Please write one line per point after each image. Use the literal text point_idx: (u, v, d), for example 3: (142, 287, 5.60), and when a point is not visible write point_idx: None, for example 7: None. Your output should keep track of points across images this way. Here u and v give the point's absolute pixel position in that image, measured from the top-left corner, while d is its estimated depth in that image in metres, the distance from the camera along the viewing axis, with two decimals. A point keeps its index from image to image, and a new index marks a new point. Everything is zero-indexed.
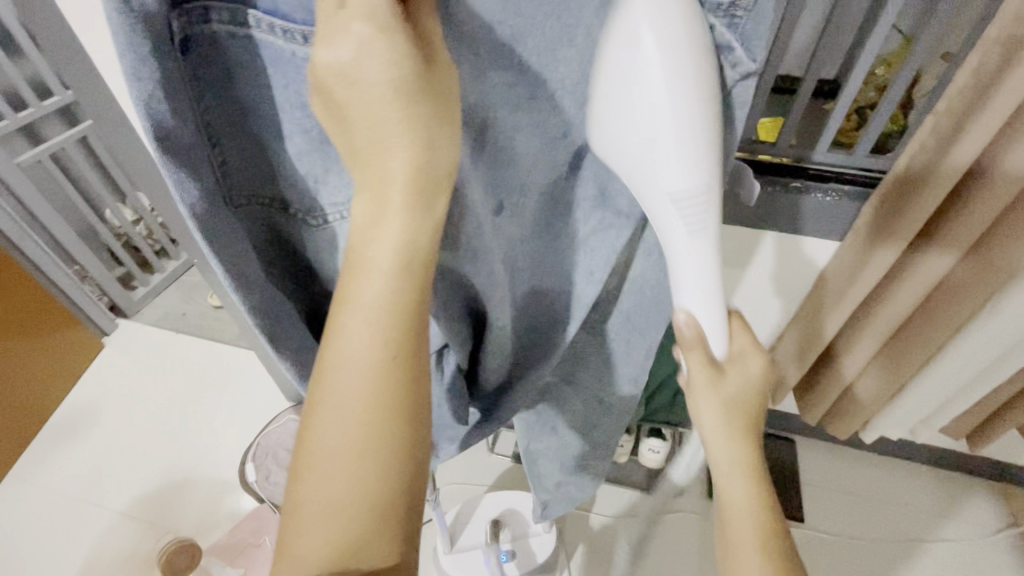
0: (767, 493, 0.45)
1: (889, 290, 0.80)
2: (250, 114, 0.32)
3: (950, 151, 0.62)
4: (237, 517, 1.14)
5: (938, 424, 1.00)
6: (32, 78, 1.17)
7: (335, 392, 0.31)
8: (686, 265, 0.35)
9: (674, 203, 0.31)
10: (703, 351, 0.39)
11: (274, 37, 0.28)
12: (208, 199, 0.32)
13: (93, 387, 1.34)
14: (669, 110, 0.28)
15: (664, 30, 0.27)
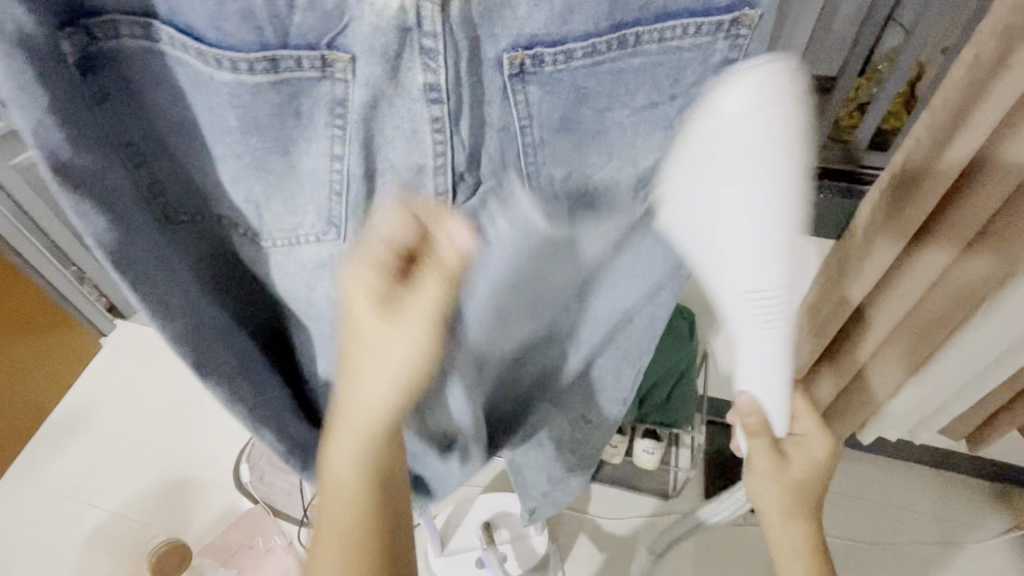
0: (804, 507, 0.54)
1: (888, 287, 0.78)
2: (171, 133, 0.37)
3: (950, 144, 0.60)
4: (233, 516, 1.15)
5: (937, 426, 0.98)
6: None
7: (341, 486, 0.44)
8: (764, 345, 0.42)
9: (752, 294, 0.38)
10: (762, 417, 0.49)
11: (190, 55, 0.33)
12: (122, 229, 0.38)
13: (90, 387, 1.35)
14: (750, 221, 0.35)
15: (747, 153, 0.33)
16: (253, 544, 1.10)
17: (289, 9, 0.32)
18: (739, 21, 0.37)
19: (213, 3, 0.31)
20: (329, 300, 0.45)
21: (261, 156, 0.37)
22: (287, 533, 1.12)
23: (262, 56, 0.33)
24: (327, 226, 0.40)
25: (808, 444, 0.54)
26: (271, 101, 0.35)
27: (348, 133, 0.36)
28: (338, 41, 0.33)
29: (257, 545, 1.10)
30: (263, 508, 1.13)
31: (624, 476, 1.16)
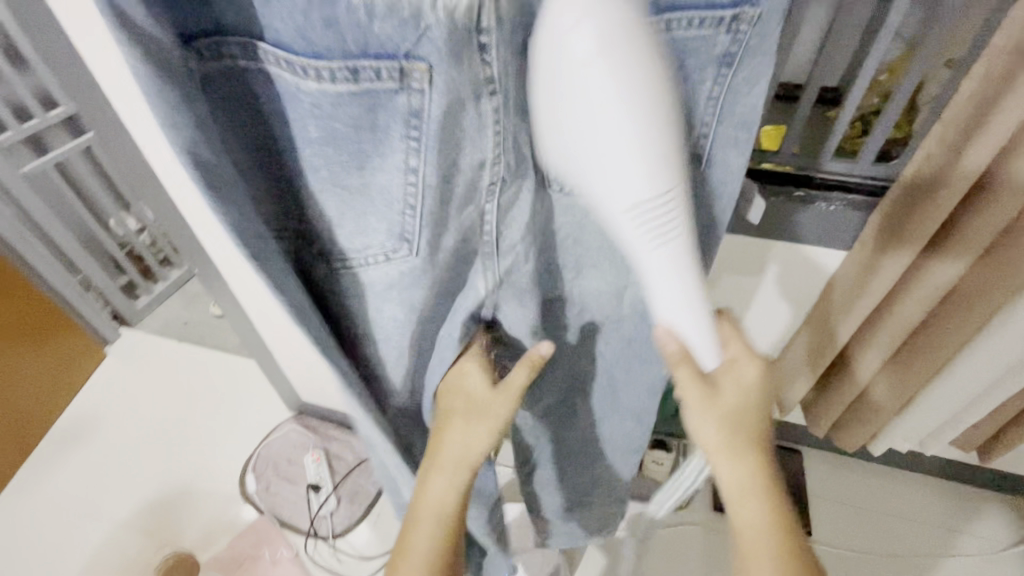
0: (768, 474, 0.50)
1: (898, 298, 0.78)
2: (272, 148, 0.39)
3: (966, 154, 0.60)
4: (237, 527, 1.13)
5: (948, 437, 0.98)
6: (38, 89, 1.17)
7: (435, 482, 0.52)
8: (660, 264, 0.41)
9: (634, 209, 0.37)
10: (690, 364, 0.47)
11: (280, 67, 0.34)
12: (257, 235, 0.39)
13: (94, 396, 1.34)
14: (617, 123, 0.34)
15: (593, 45, 0.32)
16: (258, 555, 1.09)
17: (369, 18, 0.32)
18: (740, 18, 0.37)
19: (299, 14, 0.32)
20: (396, 322, 0.49)
21: (341, 170, 0.39)
22: (293, 545, 1.11)
23: (344, 66, 0.34)
24: (398, 242, 0.43)
25: (739, 370, 0.50)
26: (352, 113, 0.36)
27: (423, 143, 0.38)
28: (416, 52, 0.34)
29: (262, 556, 1.09)
30: (270, 519, 1.12)
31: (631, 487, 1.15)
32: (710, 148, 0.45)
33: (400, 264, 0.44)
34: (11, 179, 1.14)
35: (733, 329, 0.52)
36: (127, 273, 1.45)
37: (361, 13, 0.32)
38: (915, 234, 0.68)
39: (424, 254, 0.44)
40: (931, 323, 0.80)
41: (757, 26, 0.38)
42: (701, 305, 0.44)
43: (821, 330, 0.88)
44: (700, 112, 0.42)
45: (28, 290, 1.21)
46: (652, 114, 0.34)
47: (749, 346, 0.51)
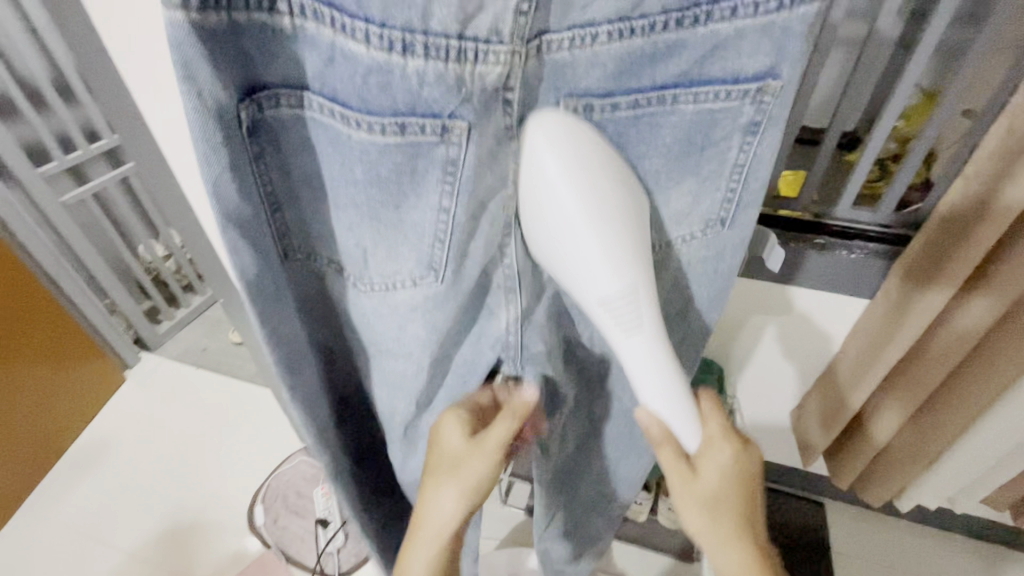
0: (770, 566, 0.44)
1: (928, 344, 0.76)
2: (304, 185, 0.40)
3: (1004, 189, 0.58)
4: (243, 560, 1.12)
5: (979, 494, 0.94)
6: (84, 122, 1.23)
7: (433, 524, 0.49)
8: (638, 356, 0.42)
9: (604, 305, 0.39)
10: (673, 444, 0.44)
11: (332, 120, 0.35)
12: (257, 265, 0.40)
13: (112, 419, 1.35)
14: (584, 228, 0.38)
15: (563, 162, 0.37)
16: None
17: (420, 82, 0.33)
18: (764, 90, 0.38)
19: (358, 77, 0.33)
20: (419, 341, 0.45)
21: (376, 206, 0.38)
22: None
23: (393, 121, 0.34)
24: (425, 271, 0.41)
25: (718, 452, 0.45)
26: (394, 160, 0.36)
27: (458, 186, 0.37)
28: (458, 112, 0.35)
29: None
30: (276, 553, 1.10)
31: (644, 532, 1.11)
32: (735, 212, 0.46)
33: (425, 291, 0.42)
34: (52, 207, 1.19)
35: (713, 401, 0.48)
36: (152, 298, 1.48)
37: (413, 78, 0.33)
38: (961, 270, 0.64)
39: (450, 280, 0.42)
40: (962, 375, 0.78)
41: (780, 97, 0.39)
42: (681, 389, 0.43)
43: (846, 380, 0.86)
44: (726, 179, 0.44)
45: (59, 314, 1.24)
46: (614, 222, 0.38)
47: (727, 423, 0.46)
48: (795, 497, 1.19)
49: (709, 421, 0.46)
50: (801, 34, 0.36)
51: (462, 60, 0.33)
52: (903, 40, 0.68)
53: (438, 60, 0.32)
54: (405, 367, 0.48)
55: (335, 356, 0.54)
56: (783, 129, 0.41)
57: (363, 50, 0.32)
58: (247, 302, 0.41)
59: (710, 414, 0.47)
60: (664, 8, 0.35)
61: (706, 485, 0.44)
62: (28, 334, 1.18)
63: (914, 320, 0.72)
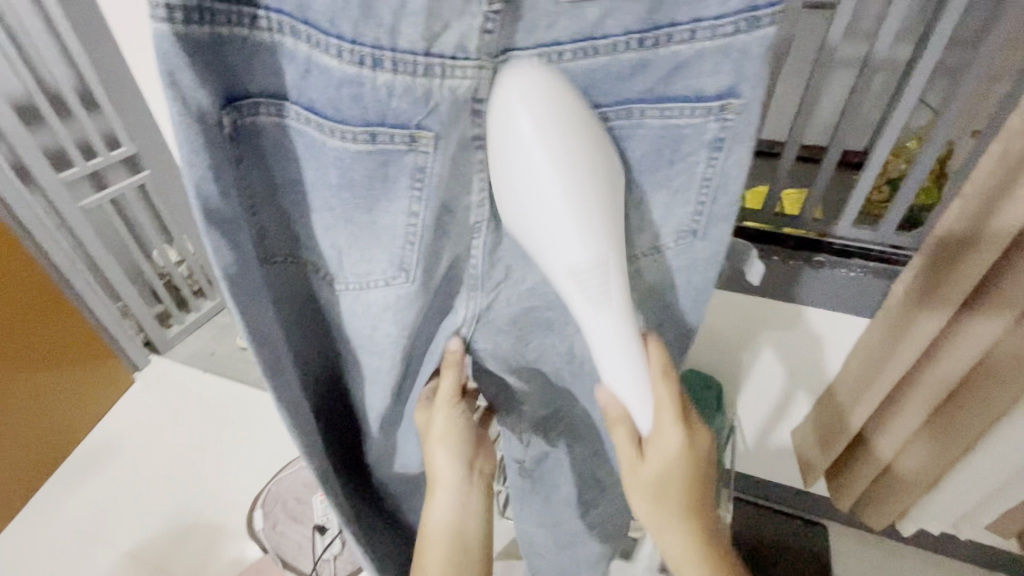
0: (709, 535, 0.48)
1: (925, 364, 0.76)
2: (282, 187, 0.40)
3: (995, 214, 0.58)
4: (241, 566, 1.13)
5: (983, 520, 0.92)
6: (105, 131, 1.28)
7: (435, 475, 0.53)
8: (601, 335, 0.41)
9: (572, 275, 0.38)
10: (628, 427, 0.45)
11: (310, 128, 0.37)
12: (240, 264, 0.39)
13: (119, 421, 1.37)
14: (554, 187, 0.36)
15: (536, 115, 0.35)
16: None
17: (389, 95, 0.35)
18: (726, 109, 0.40)
19: (332, 88, 0.34)
20: (391, 339, 0.46)
21: (349, 210, 0.39)
22: None
23: (363, 130, 0.36)
24: (397, 271, 0.42)
25: (664, 439, 0.44)
26: (365, 168, 0.37)
27: (426, 192, 0.39)
28: (425, 123, 0.36)
29: None
30: (273, 560, 1.11)
31: None
32: (706, 225, 0.47)
33: (397, 291, 0.43)
34: (71, 212, 1.23)
35: (664, 360, 0.44)
36: (164, 302, 1.51)
37: (382, 91, 0.34)
38: (956, 291, 0.65)
39: (421, 281, 0.43)
40: (961, 396, 0.77)
41: (742, 116, 0.41)
42: (637, 369, 0.42)
43: (846, 401, 0.86)
44: (695, 193, 0.45)
45: (72, 316, 1.27)
46: (585, 185, 0.37)
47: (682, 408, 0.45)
48: (796, 518, 1.17)
49: (665, 407, 0.44)
50: (759, 56, 0.38)
51: (428, 75, 0.35)
52: (893, 61, 0.69)
53: (405, 74, 0.34)
54: (388, 371, 0.49)
55: (328, 362, 0.55)
56: (751, 143, 0.42)
57: (335, 64, 0.33)
58: (232, 302, 0.40)
59: (662, 381, 0.44)
60: (625, 30, 0.37)
61: (651, 471, 0.45)
62: (39, 334, 1.20)
63: (913, 339, 0.71)
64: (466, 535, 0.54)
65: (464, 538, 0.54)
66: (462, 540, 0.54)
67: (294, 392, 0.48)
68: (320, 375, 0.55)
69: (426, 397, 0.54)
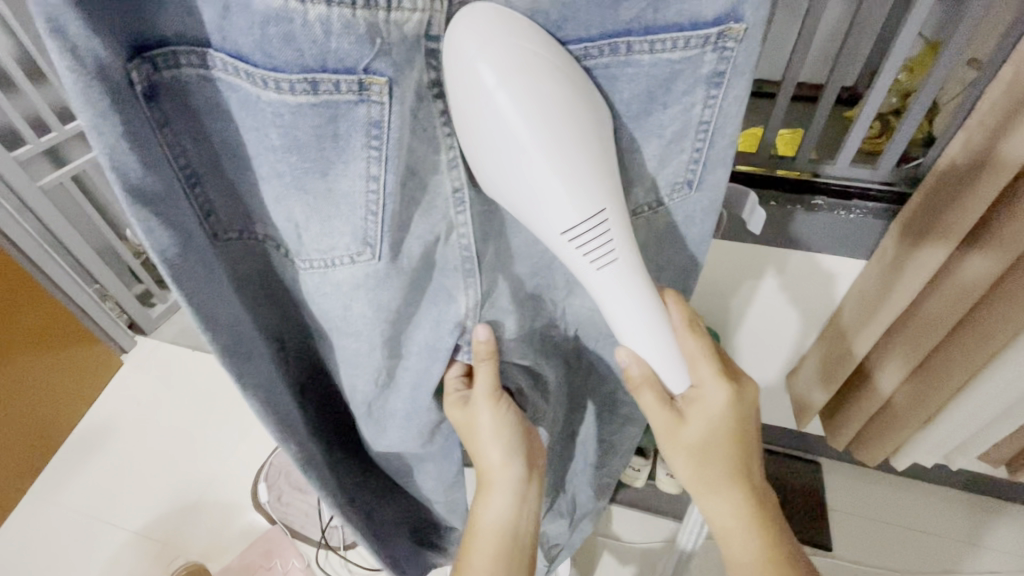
0: (750, 497, 0.51)
1: (920, 309, 0.75)
2: (224, 155, 0.36)
3: (1004, 142, 0.55)
4: (251, 535, 1.15)
5: (974, 452, 0.95)
6: (55, 102, 1.20)
7: (490, 468, 0.55)
8: (609, 295, 0.40)
9: (569, 236, 0.37)
10: (654, 389, 0.45)
11: (240, 79, 0.32)
12: (182, 246, 0.36)
13: (110, 405, 1.35)
14: (535, 141, 0.34)
15: (499, 65, 0.33)
16: (270, 567, 1.10)
17: (326, 34, 0.30)
18: (726, 35, 0.36)
19: (256, 28, 0.29)
20: (368, 318, 0.41)
21: (301, 176, 0.34)
22: (304, 555, 1.12)
23: (302, 78, 0.30)
24: (362, 246, 0.38)
25: (706, 397, 0.47)
26: (310, 125, 0.32)
27: (387, 151, 0.34)
28: (374, 66, 0.31)
29: (274, 567, 1.09)
30: (281, 529, 1.13)
31: (643, 498, 1.13)
32: (700, 173, 0.44)
33: (364, 269, 0.39)
34: (30, 192, 1.14)
35: (685, 314, 0.47)
36: (143, 281, 1.46)
37: (317, 28, 0.29)
38: (949, 232, 0.63)
39: (390, 258, 0.39)
40: (953, 339, 0.77)
41: (743, 43, 0.37)
42: (660, 328, 0.43)
43: (837, 342, 0.86)
44: (691, 138, 0.42)
45: (48, 303, 1.21)
46: (569, 143, 0.35)
47: (720, 366, 0.47)
48: (791, 457, 1.19)
49: (695, 363, 0.47)
50: None
51: (371, 6, 0.30)
52: None
53: (343, 5, 0.29)
54: (368, 353, 0.45)
55: (302, 343, 0.52)
56: (750, 78, 0.39)
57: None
58: (178, 293, 0.37)
59: (688, 335, 0.47)
60: None
61: (696, 431, 0.47)
62: (17, 319, 1.15)
63: (909, 278, 0.69)
64: (521, 535, 0.55)
65: (521, 537, 0.55)
66: (518, 539, 0.54)
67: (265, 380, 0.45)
68: (299, 353, 0.53)
69: (451, 395, 0.53)
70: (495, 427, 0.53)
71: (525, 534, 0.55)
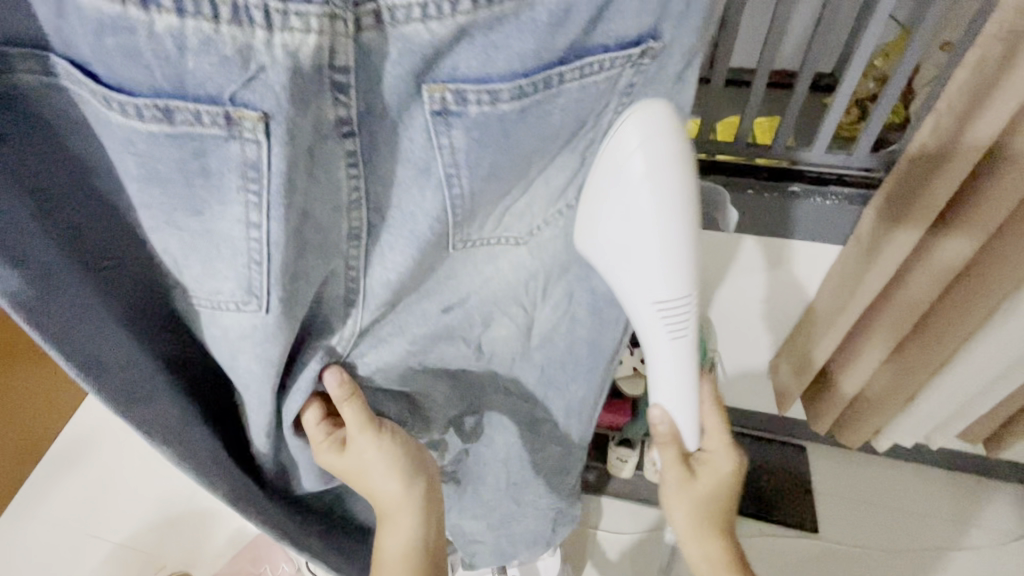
0: (734, 556, 0.52)
1: (897, 291, 0.75)
2: (91, 173, 0.31)
3: (974, 121, 0.56)
4: (241, 540, 1.14)
5: (953, 430, 0.96)
6: None
7: (382, 502, 0.50)
8: (667, 358, 0.42)
9: (656, 310, 0.39)
10: (677, 447, 0.47)
11: (88, 95, 0.27)
12: (31, 283, 0.30)
13: (90, 415, 1.30)
14: (657, 235, 0.36)
15: (655, 157, 0.34)
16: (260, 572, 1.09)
17: (180, 50, 0.25)
18: (645, 54, 0.36)
19: (92, 34, 0.25)
20: (254, 372, 0.38)
21: (173, 214, 0.31)
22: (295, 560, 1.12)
23: (153, 104, 0.27)
24: (247, 296, 0.34)
25: (716, 458, 0.50)
26: (172, 158, 0.28)
27: (267, 197, 0.30)
28: (243, 96, 0.27)
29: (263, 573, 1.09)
30: (269, 536, 1.11)
31: (630, 490, 1.13)
32: None
33: (250, 320, 0.35)
34: None
35: (714, 392, 0.50)
36: None
37: (167, 41, 0.25)
38: (922, 212, 0.63)
39: (279, 312, 0.34)
40: (930, 319, 0.78)
41: (659, 60, 0.37)
42: (694, 395, 0.44)
43: (816, 328, 0.86)
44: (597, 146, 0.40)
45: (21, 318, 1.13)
46: (683, 237, 0.36)
47: (732, 440, 0.50)
48: (777, 442, 1.20)
49: (711, 433, 0.50)
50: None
51: (241, 23, 0.25)
52: None
53: (201, 18, 0.25)
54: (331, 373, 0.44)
55: (224, 383, 0.47)
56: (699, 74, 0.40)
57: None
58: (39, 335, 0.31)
59: (714, 410, 0.50)
60: None
61: (704, 485, 0.50)
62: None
63: (884, 260, 0.70)
64: (429, 562, 0.51)
65: (428, 564, 0.51)
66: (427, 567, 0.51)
67: (168, 423, 0.40)
68: (211, 396, 0.46)
69: (322, 446, 0.47)
70: (378, 460, 0.48)
71: (436, 561, 0.52)
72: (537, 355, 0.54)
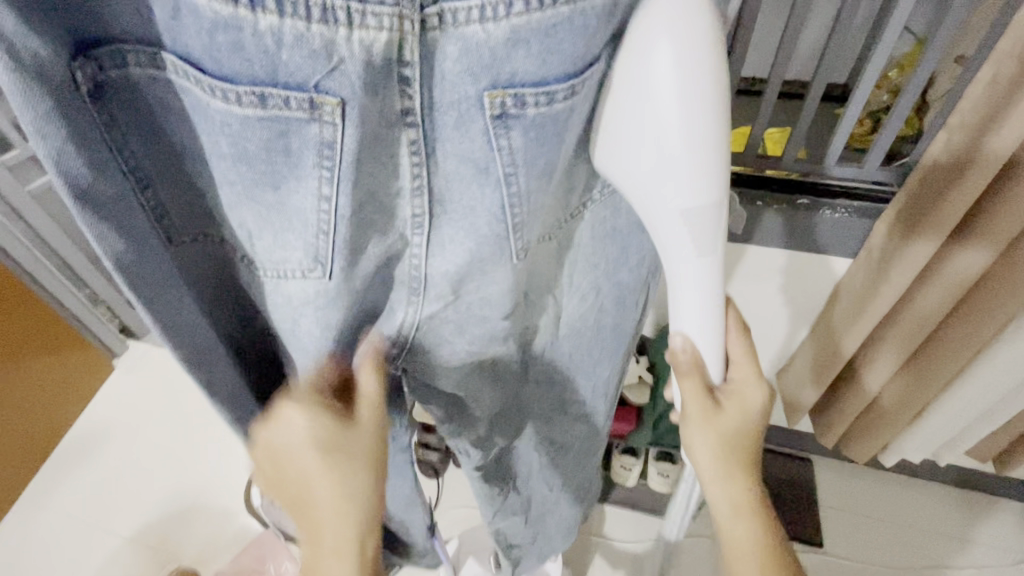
0: (757, 500, 0.51)
1: (916, 289, 0.74)
2: (183, 156, 0.33)
3: (989, 134, 0.56)
4: (246, 537, 1.15)
5: (963, 447, 0.96)
6: None
7: (315, 500, 0.38)
8: (692, 278, 0.40)
9: (679, 220, 0.36)
10: (698, 378, 0.46)
11: (190, 83, 0.29)
12: (137, 249, 0.33)
13: (101, 410, 1.32)
14: (681, 132, 0.32)
15: (678, 42, 0.30)
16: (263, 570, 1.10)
17: (277, 45, 0.27)
18: None
19: (203, 31, 0.26)
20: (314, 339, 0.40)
21: (252, 187, 0.32)
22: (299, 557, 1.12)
23: (250, 91, 0.28)
24: (313, 264, 0.35)
25: (744, 391, 0.48)
26: (260, 138, 0.30)
27: (340, 172, 0.31)
28: (326, 84, 0.28)
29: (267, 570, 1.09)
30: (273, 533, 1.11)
31: (637, 497, 1.13)
32: None
33: (316, 286, 0.36)
34: (17, 198, 1.05)
35: (738, 320, 0.48)
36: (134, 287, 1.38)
37: (268, 39, 0.27)
38: (940, 225, 0.63)
39: (341, 278, 0.36)
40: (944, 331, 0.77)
41: None
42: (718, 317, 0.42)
43: (828, 339, 0.86)
44: None
45: (34, 308, 1.17)
46: (710, 138, 0.33)
47: (760, 372, 0.48)
48: (776, 453, 1.19)
49: (737, 361, 0.48)
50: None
51: (328, 21, 0.27)
52: None
53: (296, 17, 0.26)
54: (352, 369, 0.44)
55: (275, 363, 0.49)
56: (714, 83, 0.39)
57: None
58: (135, 299, 0.34)
59: (739, 340, 0.48)
60: None
61: (730, 417, 0.48)
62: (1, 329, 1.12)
63: (903, 269, 0.69)
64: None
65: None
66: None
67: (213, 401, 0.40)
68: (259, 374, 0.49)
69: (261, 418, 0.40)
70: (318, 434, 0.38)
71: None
72: (562, 349, 0.56)
